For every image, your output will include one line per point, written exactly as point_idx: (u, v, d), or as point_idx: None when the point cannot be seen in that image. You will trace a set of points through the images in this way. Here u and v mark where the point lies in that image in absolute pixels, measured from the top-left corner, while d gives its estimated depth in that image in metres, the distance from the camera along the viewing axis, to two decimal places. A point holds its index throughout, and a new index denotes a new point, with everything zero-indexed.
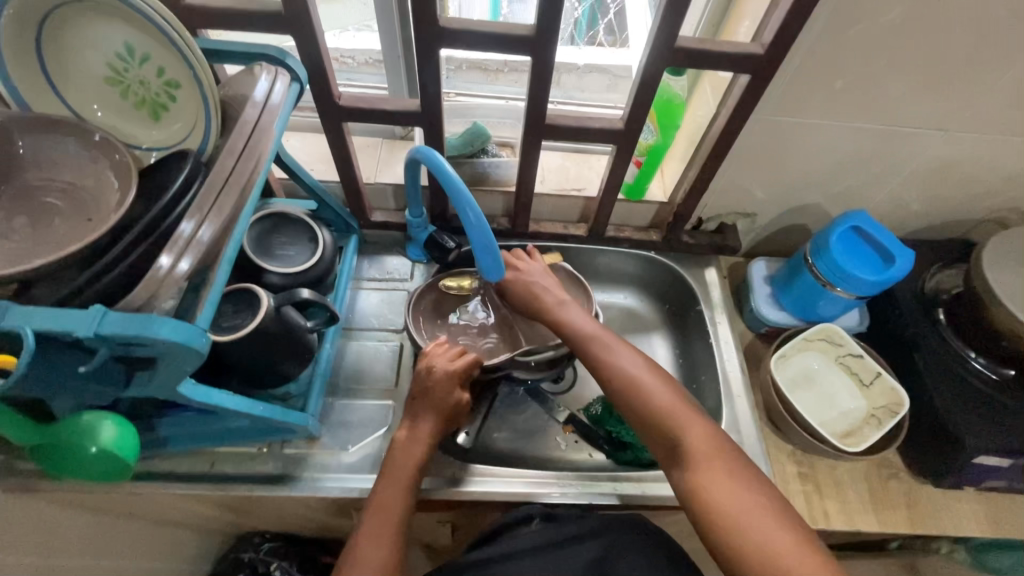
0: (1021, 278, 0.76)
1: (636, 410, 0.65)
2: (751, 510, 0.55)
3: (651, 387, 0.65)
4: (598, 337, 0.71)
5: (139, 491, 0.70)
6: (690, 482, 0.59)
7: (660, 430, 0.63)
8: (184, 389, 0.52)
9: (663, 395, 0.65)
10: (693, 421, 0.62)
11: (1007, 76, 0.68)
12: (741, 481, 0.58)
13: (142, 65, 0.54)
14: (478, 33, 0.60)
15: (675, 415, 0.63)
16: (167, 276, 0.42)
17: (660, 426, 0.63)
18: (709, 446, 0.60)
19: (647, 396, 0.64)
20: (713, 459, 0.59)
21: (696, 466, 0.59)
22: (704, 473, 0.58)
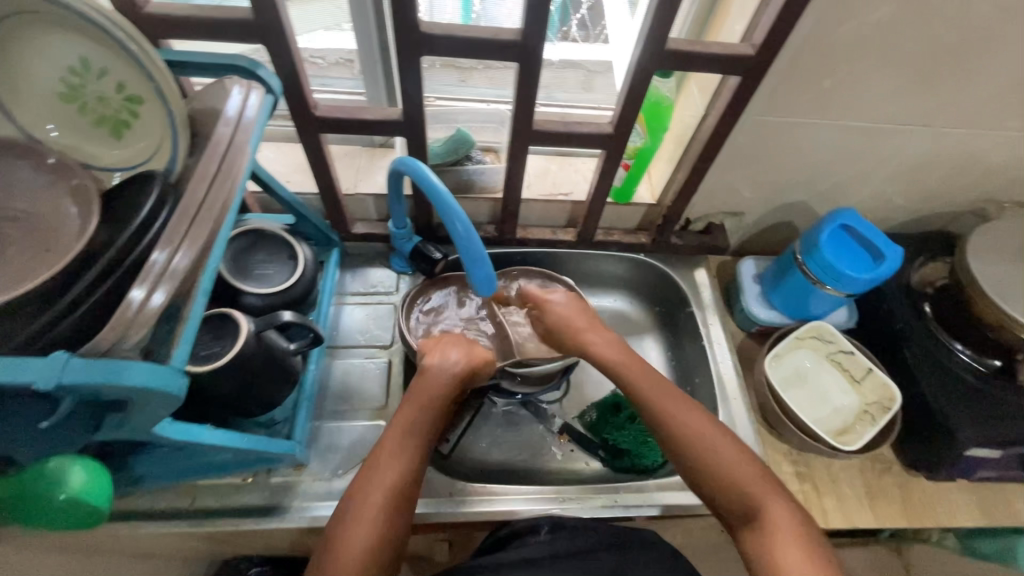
0: (1007, 269, 0.76)
1: (699, 466, 0.62)
2: (790, 553, 0.54)
3: (718, 446, 0.62)
4: (657, 391, 0.67)
5: (117, 532, 0.66)
6: (760, 551, 0.56)
7: (728, 492, 0.60)
8: (160, 431, 0.48)
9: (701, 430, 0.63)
10: (731, 459, 0.61)
11: (990, 72, 0.68)
12: (813, 552, 0.54)
13: (101, 79, 0.49)
14: (462, 38, 0.57)
15: (745, 481, 0.60)
16: (139, 313, 0.38)
17: (729, 491, 0.60)
18: (788, 522, 0.56)
19: (713, 455, 0.62)
20: (789, 532, 0.56)
21: (771, 536, 0.56)
22: (780, 547, 0.55)
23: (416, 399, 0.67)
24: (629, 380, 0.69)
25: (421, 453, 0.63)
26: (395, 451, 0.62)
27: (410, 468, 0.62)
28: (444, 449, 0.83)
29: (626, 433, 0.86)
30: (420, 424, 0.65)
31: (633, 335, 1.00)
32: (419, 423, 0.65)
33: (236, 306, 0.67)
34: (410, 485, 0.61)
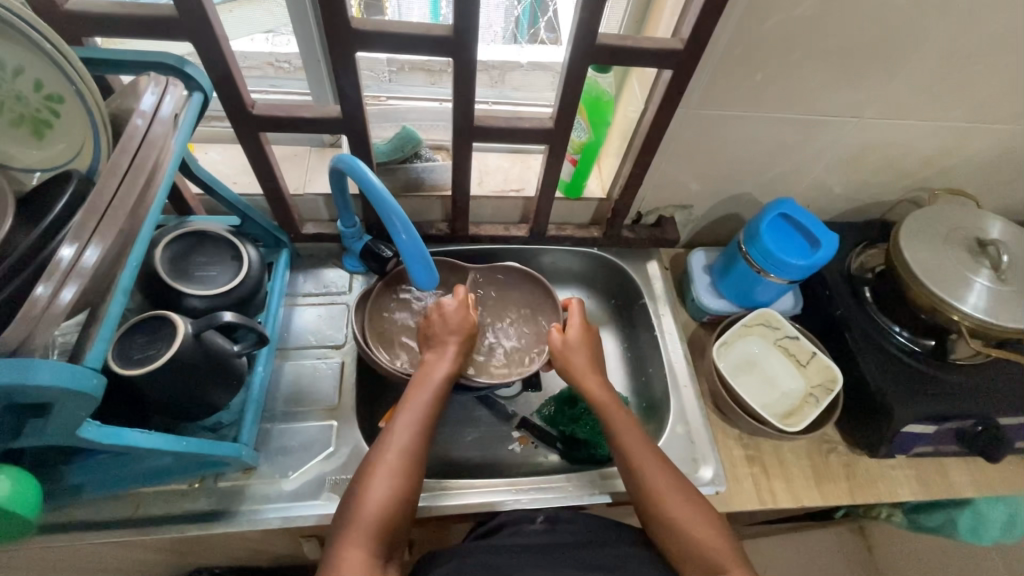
0: (937, 252, 0.79)
1: (672, 539, 0.63)
2: None
3: (695, 521, 0.63)
4: (641, 452, 0.68)
5: (57, 544, 0.64)
6: None
7: (696, 556, 0.61)
8: (86, 433, 0.47)
9: (659, 476, 0.66)
10: (682, 506, 0.64)
11: (910, 63, 0.71)
12: None
13: (16, 78, 0.48)
14: (394, 34, 0.58)
15: (717, 554, 0.61)
16: (46, 310, 0.38)
17: (698, 559, 0.61)
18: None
19: (692, 530, 0.63)
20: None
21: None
22: None
23: (419, 381, 0.69)
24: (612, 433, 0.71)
25: (421, 433, 0.65)
26: (400, 433, 0.64)
27: (416, 449, 0.64)
28: None
29: (583, 424, 0.87)
30: (423, 408, 0.67)
31: None
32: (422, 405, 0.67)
33: (177, 309, 0.66)
34: (416, 467, 0.63)
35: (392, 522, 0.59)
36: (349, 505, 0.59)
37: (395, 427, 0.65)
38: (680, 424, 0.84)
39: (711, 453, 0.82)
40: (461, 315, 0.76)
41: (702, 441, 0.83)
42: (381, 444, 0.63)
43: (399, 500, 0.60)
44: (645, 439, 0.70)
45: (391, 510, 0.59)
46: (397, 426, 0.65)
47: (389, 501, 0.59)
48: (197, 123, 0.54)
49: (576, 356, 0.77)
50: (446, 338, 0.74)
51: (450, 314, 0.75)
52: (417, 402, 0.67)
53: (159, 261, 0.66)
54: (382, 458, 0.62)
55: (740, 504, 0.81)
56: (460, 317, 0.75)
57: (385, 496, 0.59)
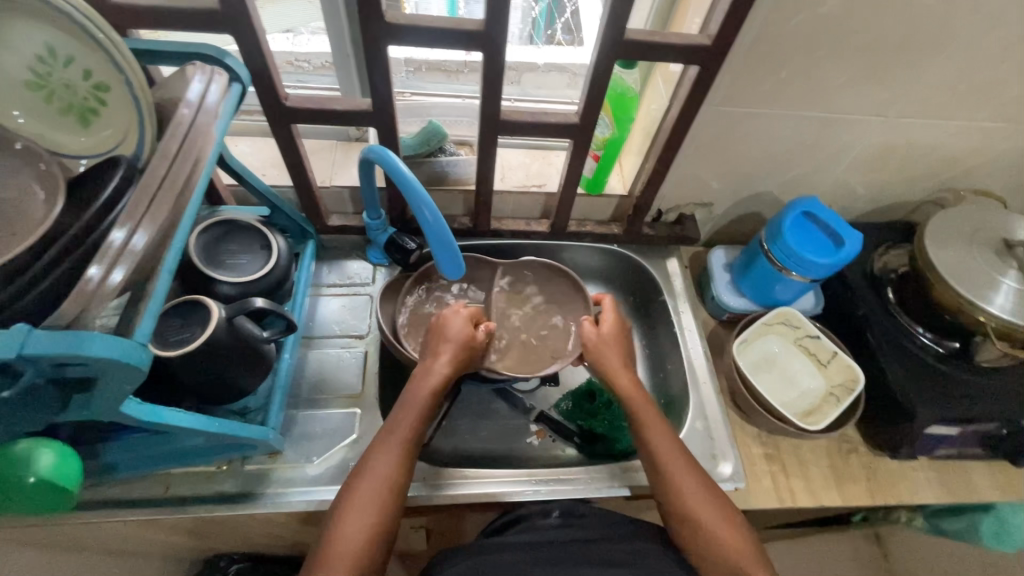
0: (964, 252, 0.78)
1: (696, 540, 0.64)
2: None
3: (720, 520, 0.64)
4: (669, 451, 0.68)
5: (90, 520, 0.66)
6: None
7: (721, 556, 0.62)
8: (128, 409, 0.48)
9: (687, 476, 0.67)
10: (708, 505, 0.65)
11: (939, 61, 0.71)
12: None
13: (66, 67, 0.50)
14: (426, 28, 0.59)
15: (741, 556, 0.62)
16: (98, 289, 0.39)
17: (722, 558, 0.62)
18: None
19: (717, 531, 0.63)
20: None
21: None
22: None
23: (404, 406, 0.68)
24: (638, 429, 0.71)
25: (401, 463, 0.64)
26: (380, 463, 0.63)
27: (397, 482, 0.63)
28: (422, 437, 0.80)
29: (601, 418, 0.88)
30: (404, 439, 0.66)
31: None
32: (404, 436, 0.66)
33: (209, 295, 0.68)
34: (394, 499, 0.63)
35: (369, 554, 0.59)
36: (325, 537, 0.60)
37: (376, 454, 0.64)
38: (699, 420, 0.85)
39: (730, 449, 0.82)
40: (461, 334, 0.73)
41: (721, 437, 0.83)
42: (359, 475, 0.63)
43: (376, 534, 0.60)
44: (675, 439, 0.70)
45: (368, 546, 0.59)
46: (377, 458, 0.64)
47: (366, 536, 0.59)
48: (238, 112, 0.56)
49: (608, 349, 0.77)
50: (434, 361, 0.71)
51: (447, 335, 0.73)
52: (402, 427, 0.67)
53: (193, 248, 0.68)
54: (360, 491, 0.62)
55: (758, 502, 0.81)
56: (465, 336, 0.73)
57: (362, 531, 0.59)
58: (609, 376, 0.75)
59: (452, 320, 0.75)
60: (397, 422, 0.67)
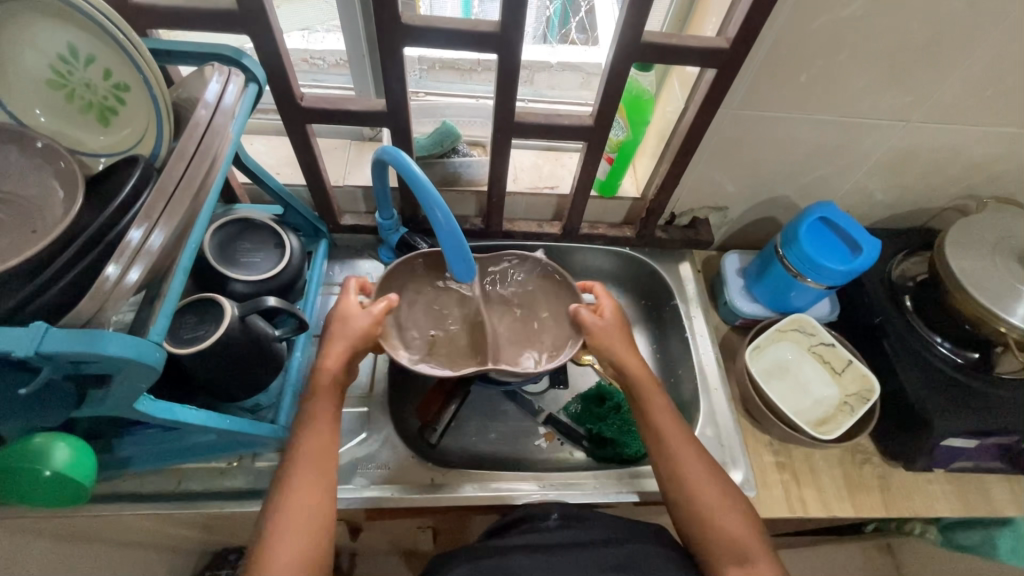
0: (986, 261, 0.76)
1: (704, 529, 0.63)
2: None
3: (726, 504, 0.64)
4: (677, 434, 0.68)
5: (103, 513, 0.67)
6: None
7: (727, 545, 0.62)
8: (141, 406, 0.49)
9: (694, 458, 0.67)
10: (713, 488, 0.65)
11: (963, 66, 0.69)
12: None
13: (88, 66, 0.51)
14: (442, 30, 0.59)
15: (749, 546, 0.62)
16: (115, 287, 0.40)
17: (730, 546, 0.62)
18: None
19: (724, 521, 0.63)
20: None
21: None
22: None
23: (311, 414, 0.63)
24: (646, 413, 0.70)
25: (323, 469, 0.60)
26: (302, 474, 0.58)
27: (321, 510, 0.57)
28: (432, 438, 0.81)
29: (609, 423, 0.86)
30: (316, 457, 0.60)
31: None
32: (310, 462, 0.60)
33: (223, 292, 0.68)
34: (326, 506, 0.58)
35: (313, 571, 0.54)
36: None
37: (294, 469, 0.59)
38: (710, 426, 0.84)
39: (741, 456, 0.81)
40: (363, 327, 0.65)
41: (732, 444, 0.82)
42: (275, 518, 0.56)
43: (309, 571, 0.54)
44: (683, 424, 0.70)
45: None
46: (295, 475, 0.58)
47: (304, 553, 0.54)
48: (254, 113, 0.56)
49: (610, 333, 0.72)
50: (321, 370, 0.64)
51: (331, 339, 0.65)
52: (313, 435, 0.61)
53: (207, 246, 0.69)
54: (285, 507, 0.56)
55: (769, 511, 0.80)
56: (359, 328, 0.66)
57: (293, 575, 0.53)
58: (615, 360, 0.72)
59: (341, 315, 0.67)
60: (299, 451, 0.60)
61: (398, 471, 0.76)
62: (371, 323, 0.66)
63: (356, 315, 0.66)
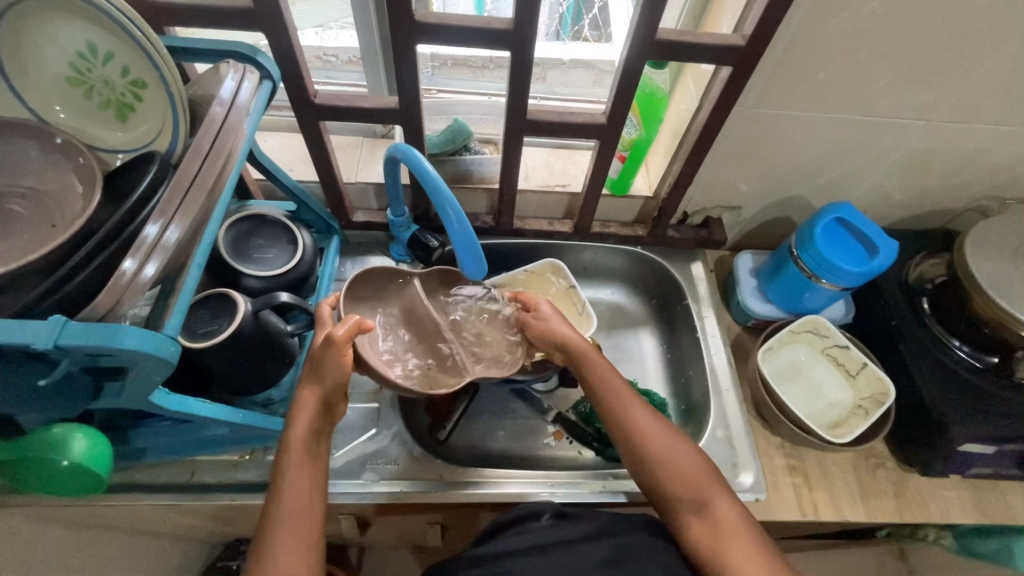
0: (1007, 264, 0.75)
1: (661, 480, 0.64)
2: (730, 526, 0.60)
3: (680, 455, 0.65)
4: (623, 394, 0.69)
5: (118, 503, 0.69)
6: (703, 543, 0.61)
7: (682, 492, 0.63)
8: (156, 399, 0.50)
9: (643, 417, 0.67)
10: (669, 444, 0.65)
11: (987, 64, 0.68)
12: (755, 537, 0.60)
13: (107, 64, 0.52)
14: (455, 27, 0.59)
15: (702, 487, 0.63)
16: (131, 282, 0.40)
17: (684, 495, 0.63)
18: (738, 523, 0.60)
19: (678, 468, 0.64)
20: (739, 530, 0.60)
21: (720, 532, 0.60)
22: (725, 544, 0.59)
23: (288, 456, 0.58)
24: (592, 381, 0.70)
25: (310, 507, 0.56)
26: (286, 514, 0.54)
27: (305, 549, 0.53)
28: (441, 434, 0.81)
29: None
30: (301, 494, 0.56)
31: (629, 328, 1.00)
32: (291, 514, 0.54)
33: (236, 288, 0.69)
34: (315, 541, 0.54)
35: None
36: None
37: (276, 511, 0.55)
38: (721, 428, 0.83)
39: (752, 458, 0.80)
40: (333, 366, 0.58)
41: (742, 446, 0.81)
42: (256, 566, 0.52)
43: None
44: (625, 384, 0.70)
45: None
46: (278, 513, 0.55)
47: None
48: (268, 109, 0.57)
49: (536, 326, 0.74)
50: (296, 422, 0.59)
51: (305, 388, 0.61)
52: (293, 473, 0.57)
53: (221, 242, 0.70)
54: (271, 548, 0.52)
55: (779, 514, 0.79)
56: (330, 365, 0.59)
57: None
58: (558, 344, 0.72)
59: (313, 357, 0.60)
60: (277, 512, 0.55)
61: (407, 468, 0.76)
62: (343, 359, 0.59)
63: (321, 352, 0.59)
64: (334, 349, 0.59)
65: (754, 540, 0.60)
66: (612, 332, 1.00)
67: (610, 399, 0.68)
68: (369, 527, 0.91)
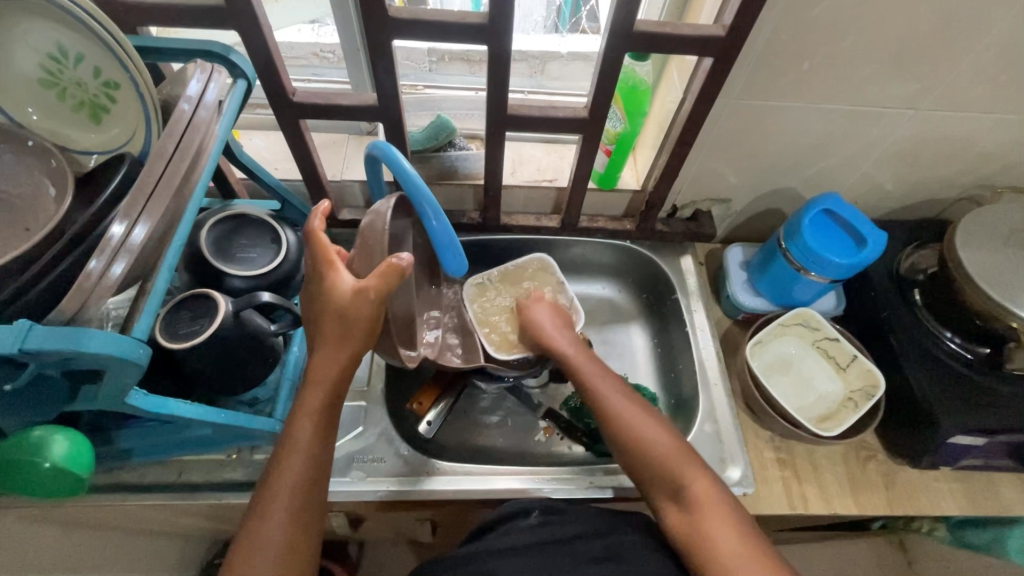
0: (997, 254, 0.73)
1: (640, 466, 0.64)
2: (705, 504, 0.59)
3: (656, 435, 0.64)
4: (598, 380, 0.70)
5: (107, 503, 0.69)
6: (682, 525, 0.60)
7: (659, 474, 0.62)
8: (134, 400, 0.50)
9: (617, 401, 0.68)
10: (644, 424, 0.65)
11: (975, 51, 0.67)
12: (734, 517, 0.59)
13: (78, 65, 0.51)
14: (430, 22, 0.58)
15: (679, 466, 0.62)
16: (98, 284, 0.40)
17: (661, 478, 0.62)
18: (717, 503, 0.59)
19: (655, 450, 0.63)
20: (717, 508, 0.59)
21: (697, 514, 0.59)
22: (700, 522, 0.59)
23: (310, 392, 0.58)
24: (576, 374, 0.73)
25: (321, 454, 0.58)
26: (296, 452, 0.57)
27: (307, 487, 0.57)
28: (426, 430, 0.81)
29: None
30: (312, 436, 0.57)
31: (619, 323, 1.00)
32: (300, 454, 0.57)
33: (219, 287, 0.69)
34: (318, 485, 0.57)
35: (301, 537, 0.55)
36: (243, 536, 0.55)
37: (290, 446, 0.57)
38: (710, 422, 0.83)
39: (741, 452, 0.80)
40: (366, 320, 0.53)
41: (731, 440, 0.81)
42: (265, 487, 0.56)
43: (294, 537, 0.55)
44: (603, 372, 0.72)
45: (285, 551, 0.54)
46: (288, 449, 0.57)
47: (292, 522, 0.55)
48: (241, 110, 0.57)
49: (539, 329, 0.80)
50: (300, 422, 0.57)
51: (310, 389, 0.58)
52: (309, 414, 0.58)
53: (204, 242, 0.69)
54: (278, 480, 0.56)
55: (768, 507, 0.79)
56: (365, 322, 0.53)
57: (277, 540, 0.54)
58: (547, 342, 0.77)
59: (342, 311, 0.53)
60: (268, 524, 0.54)
61: (394, 466, 0.76)
62: (379, 312, 0.53)
63: (358, 304, 0.52)
64: (370, 309, 0.52)
65: (733, 519, 0.58)
66: (602, 328, 1.00)
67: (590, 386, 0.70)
68: (361, 524, 0.91)
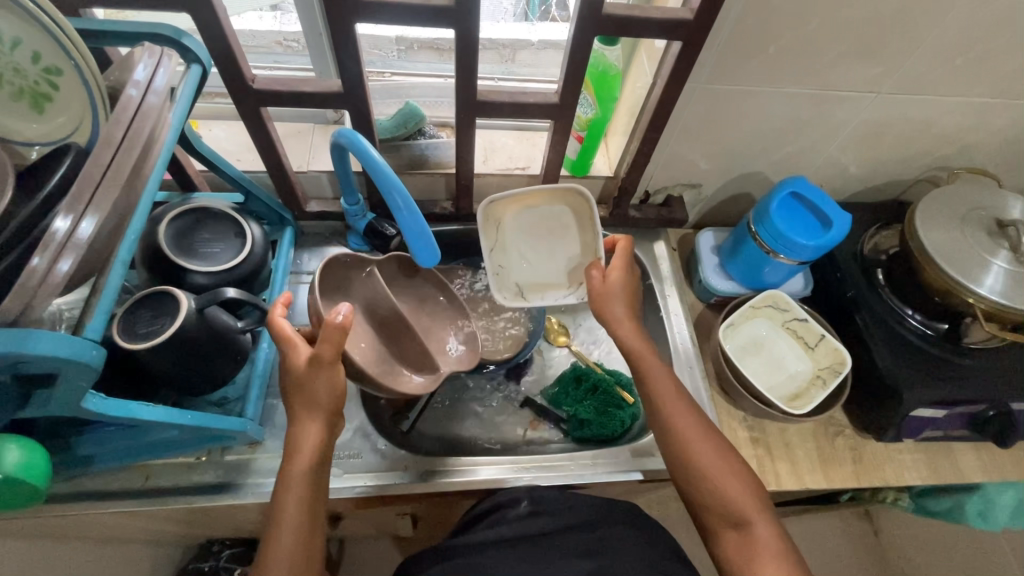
0: (954, 233, 0.76)
1: (703, 494, 0.64)
2: (766, 545, 0.61)
3: (726, 469, 0.64)
4: (671, 397, 0.68)
5: (68, 512, 0.66)
6: (738, 557, 0.61)
7: (723, 507, 0.63)
8: (90, 405, 0.47)
9: (688, 421, 0.66)
10: (711, 452, 0.65)
11: (933, 34, 0.68)
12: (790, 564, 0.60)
13: (13, 50, 0.48)
14: (394, 5, 0.56)
15: (744, 505, 0.62)
16: (43, 281, 0.38)
17: (725, 512, 0.63)
18: (773, 546, 0.60)
19: (725, 485, 0.63)
20: (773, 554, 0.60)
21: (755, 553, 0.61)
22: (758, 560, 0.60)
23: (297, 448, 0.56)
24: (648, 387, 0.69)
25: (316, 505, 0.56)
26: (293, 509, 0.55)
27: (310, 545, 0.55)
28: (404, 424, 0.82)
29: (587, 404, 0.85)
30: (305, 490, 0.56)
31: None
32: (295, 512, 0.55)
33: (181, 285, 0.66)
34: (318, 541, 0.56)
35: None
36: None
37: (283, 507, 0.55)
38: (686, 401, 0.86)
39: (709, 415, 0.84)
40: (326, 384, 0.56)
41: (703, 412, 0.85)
42: (263, 552, 0.54)
43: None
44: (676, 386, 0.69)
45: None
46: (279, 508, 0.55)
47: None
48: (195, 97, 0.55)
49: (616, 301, 0.70)
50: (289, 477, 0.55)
51: (297, 450, 0.56)
52: (298, 469, 0.56)
53: (162, 238, 0.66)
54: (276, 543, 0.54)
55: None
56: (326, 387, 0.56)
57: None
58: (613, 332, 0.70)
59: (303, 383, 0.56)
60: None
61: (371, 461, 0.75)
62: (337, 375, 0.56)
63: (314, 375, 0.55)
64: (326, 371, 0.55)
65: (788, 563, 0.60)
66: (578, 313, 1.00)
67: (662, 402, 0.68)
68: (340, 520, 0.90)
